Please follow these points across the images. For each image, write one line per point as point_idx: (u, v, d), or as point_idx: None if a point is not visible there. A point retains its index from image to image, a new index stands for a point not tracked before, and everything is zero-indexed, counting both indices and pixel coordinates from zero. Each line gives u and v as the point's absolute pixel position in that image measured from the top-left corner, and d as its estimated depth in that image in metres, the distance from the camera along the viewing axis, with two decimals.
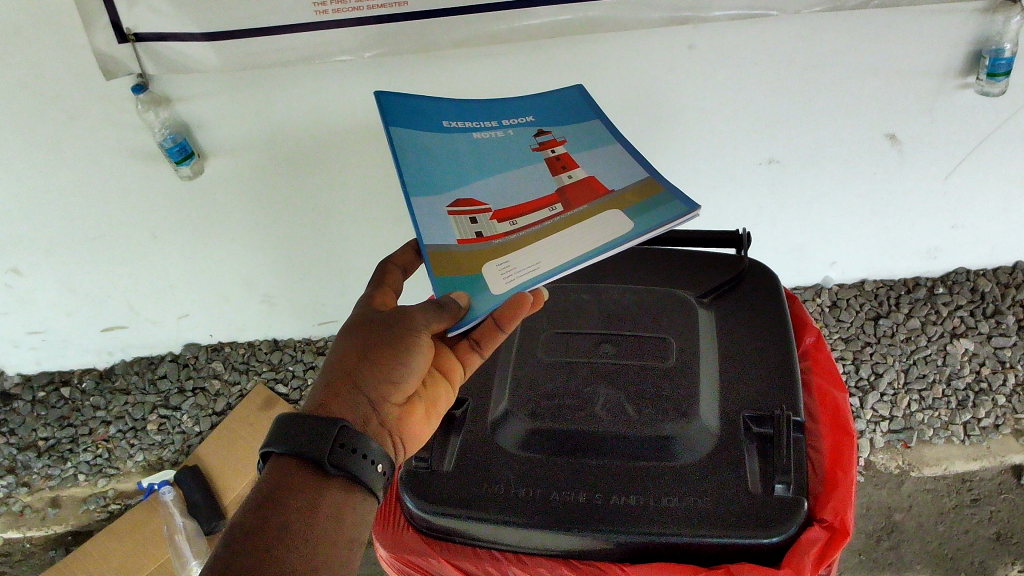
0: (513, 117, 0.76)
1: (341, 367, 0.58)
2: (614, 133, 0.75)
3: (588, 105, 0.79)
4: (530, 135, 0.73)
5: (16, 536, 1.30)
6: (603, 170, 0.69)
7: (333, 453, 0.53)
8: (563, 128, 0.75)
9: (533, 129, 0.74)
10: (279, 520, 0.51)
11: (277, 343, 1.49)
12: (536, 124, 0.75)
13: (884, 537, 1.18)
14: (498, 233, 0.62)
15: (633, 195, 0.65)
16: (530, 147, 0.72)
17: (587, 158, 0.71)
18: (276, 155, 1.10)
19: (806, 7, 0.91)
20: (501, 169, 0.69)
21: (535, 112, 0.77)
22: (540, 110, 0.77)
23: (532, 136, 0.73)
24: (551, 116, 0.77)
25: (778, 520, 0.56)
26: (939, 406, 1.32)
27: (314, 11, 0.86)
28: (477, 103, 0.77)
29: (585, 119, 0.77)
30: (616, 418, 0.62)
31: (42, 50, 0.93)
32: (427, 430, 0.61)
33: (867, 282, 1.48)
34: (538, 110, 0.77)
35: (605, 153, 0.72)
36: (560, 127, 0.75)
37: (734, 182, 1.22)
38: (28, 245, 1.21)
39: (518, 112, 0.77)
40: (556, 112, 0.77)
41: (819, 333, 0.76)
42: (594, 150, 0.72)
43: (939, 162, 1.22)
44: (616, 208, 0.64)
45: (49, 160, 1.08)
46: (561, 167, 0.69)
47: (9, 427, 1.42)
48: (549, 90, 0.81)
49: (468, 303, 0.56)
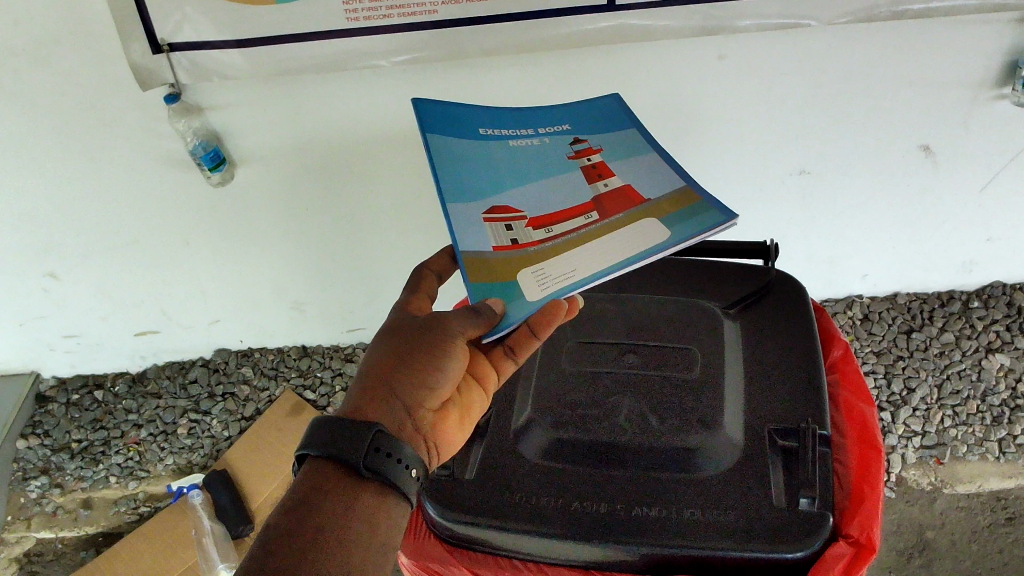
0: (548, 125, 0.76)
1: (375, 373, 0.59)
2: (650, 142, 0.75)
3: (623, 115, 0.79)
4: (565, 143, 0.73)
5: (49, 535, 1.33)
6: (638, 179, 0.69)
7: (367, 458, 0.53)
8: (598, 136, 0.75)
9: (568, 137, 0.74)
10: (313, 524, 0.51)
11: (306, 349, 1.50)
12: (571, 132, 0.75)
13: (916, 554, 1.16)
14: (533, 240, 0.62)
15: (669, 204, 0.65)
16: (566, 155, 0.72)
17: (622, 166, 0.71)
18: (307, 163, 1.11)
19: (838, 16, 0.90)
20: (535, 177, 0.69)
21: (570, 121, 0.77)
22: (575, 119, 0.78)
23: (567, 145, 0.73)
24: (587, 125, 0.77)
25: (804, 534, 0.56)
26: (973, 423, 1.29)
27: (346, 19, 0.87)
28: (512, 112, 0.77)
29: (620, 128, 0.77)
30: (640, 429, 0.62)
31: (81, 59, 0.95)
32: (460, 437, 0.61)
33: (900, 295, 1.45)
34: (573, 119, 0.78)
35: (640, 162, 0.72)
36: (596, 135, 0.75)
37: (766, 192, 1.21)
38: (64, 251, 1.23)
39: (552, 120, 0.77)
40: (591, 120, 0.78)
41: (847, 345, 0.75)
42: (630, 159, 0.72)
43: (975, 173, 1.20)
44: (652, 216, 0.63)
45: (85, 166, 1.10)
46: (597, 175, 0.69)
47: (43, 429, 1.44)
48: (585, 100, 0.81)
49: (503, 309, 0.56)
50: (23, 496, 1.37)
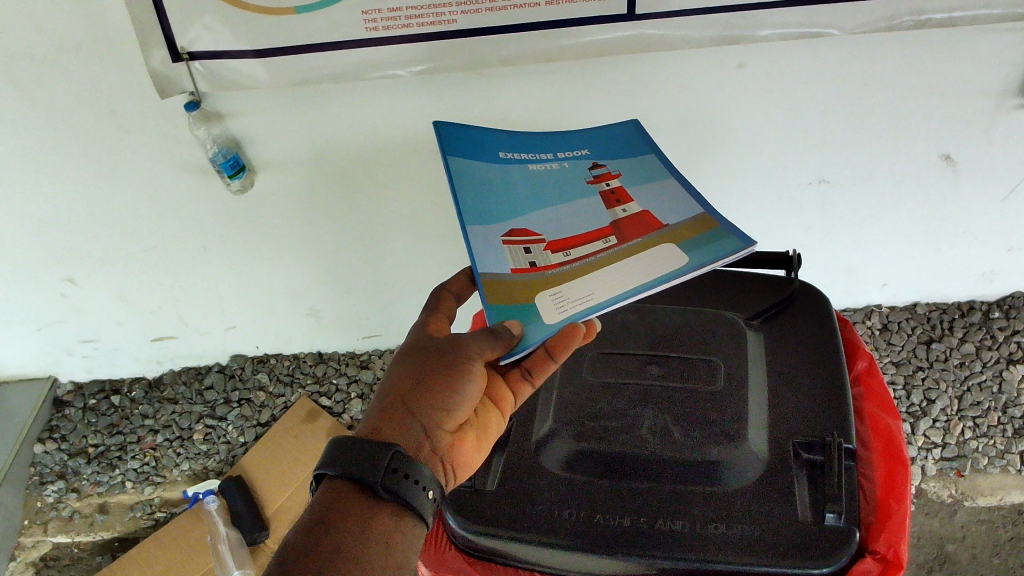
0: (567, 150, 0.76)
1: (394, 394, 0.59)
2: (670, 170, 0.75)
3: (644, 141, 0.79)
4: (584, 168, 0.73)
5: (65, 540, 1.32)
6: (657, 205, 0.69)
7: (385, 479, 0.53)
8: (617, 162, 0.75)
9: (587, 162, 0.74)
10: (331, 541, 0.51)
11: (321, 355, 1.50)
12: (591, 158, 0.75)
13: (936, 567, 1.14)
14: (552, 264, 0.62)
15: (687, 230, 0.65)
16: (585, 181, 0.71)
17: (642, 192, 0.70)
18: (324, 172, 1.11)
19: (862, 25, 0.90)
20: (555, 201, 0.69)
21: (589, 146, 0.77)
22: (594, 144, 0.78)
23: (586, 170, 0.73)
24: (606, 149, 0.77)
25: (828, 550, 0.55)
26: (994, 435, 1.28)
27: (364, 29, 0.87)
28: (532, 137, 0.77)
29: (640, 154, 0.77)
30: (663, 442, 0.61)
31: (101, 67, 0.95)
32: (478, 459, 0.61)
33: (919, 305, 1.44)
34: (593, 144, 0.78)
35: (659, 188, 0.71)
36: (615, 161, 0.75)
37: (785, 201, 1.20)
38: (82, 255, 1.24)
39: (572, 145, 0.77)
40: (610, 146, 0.77)
41: (871, 358, 0.74)
42: (648, 185, 0.72)
43: (997, 182, 1.19)
44: (669, 242, 0.63)
45: (103, 172, 1.10)
46: (615, 200, 0.69)
47: (60, 433, 1.45)
48: (604, 126, 0.81)
49: (520, 332, 0.56)
50: (40, 500, 1.38)
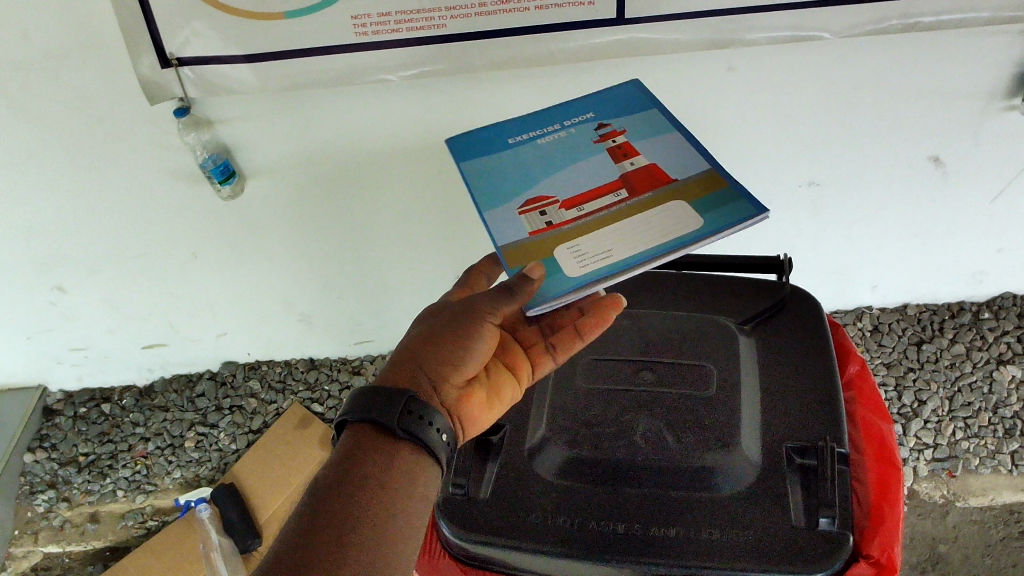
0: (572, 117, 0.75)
1: (407, 350, 0.61)
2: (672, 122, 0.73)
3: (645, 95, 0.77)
4: (592, 129, 0.73)
5: (56, 550, 1.32)
6: (666, 158, 0.69)
7: (401, 422, 0.55)
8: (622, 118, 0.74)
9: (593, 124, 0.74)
10: (348, 514, 0.52)
11: (313, 361, 1.50)
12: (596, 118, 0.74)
13: (929, 568, 1.15)
14: (567, 220, 0.64)
15: (698, 186, 0.65)
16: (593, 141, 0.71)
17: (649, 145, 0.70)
18: (314, 178, 1.11)
19: (851, 28, 0.90)
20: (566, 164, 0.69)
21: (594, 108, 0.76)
22: (599, 106, 0.76)
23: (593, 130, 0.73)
24: (611, 108, 0.76)
25: (821, 555, 0.55)
26: (985, 435, 1.29)
27: (354, 33, 0.86)
28: (537, 114, 0.77)
29: (644, 108, 0.75)
30: (656, 448, 0.61)
31: (89, 73, 0.95)
32: (491, 416, 0.62)
33: (910, 306, 1.45)
34: (598, 106, 0.77)
35: (666, 140, 0.71)
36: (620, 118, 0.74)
37: (775, 204, 1.20)
38: (72, 263, 1.23)
39: (577, 111, 0.76)
40: (615, 104, 0.76)
41: (863, 362, 0.75)
42: (656, 137, 0.71)
43: (986, 183, 1.19)
44: (681, 198, 0.64)
45: (92, 179, 1.10)
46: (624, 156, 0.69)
47: (51, 442, 1.44)
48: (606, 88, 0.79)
49: (537, 277, 0.59)
50: (30, 509, 1.37)
